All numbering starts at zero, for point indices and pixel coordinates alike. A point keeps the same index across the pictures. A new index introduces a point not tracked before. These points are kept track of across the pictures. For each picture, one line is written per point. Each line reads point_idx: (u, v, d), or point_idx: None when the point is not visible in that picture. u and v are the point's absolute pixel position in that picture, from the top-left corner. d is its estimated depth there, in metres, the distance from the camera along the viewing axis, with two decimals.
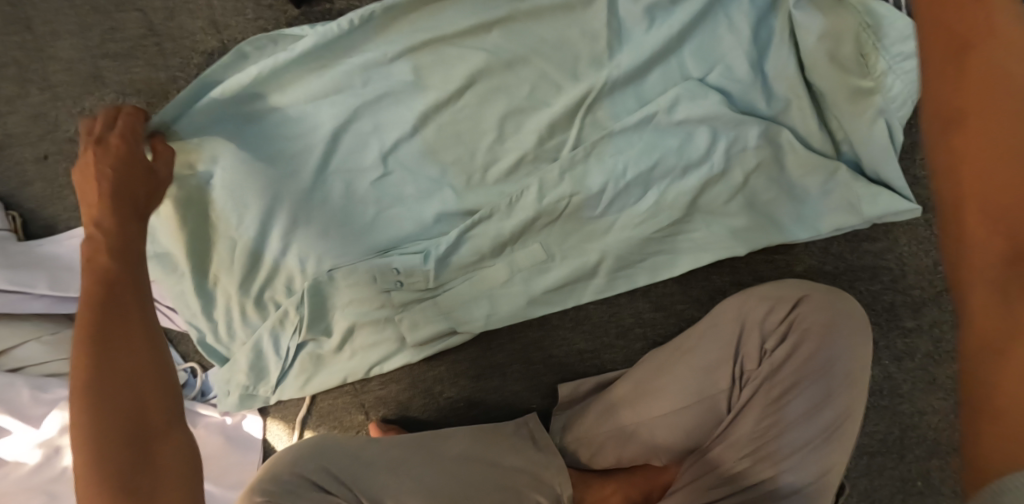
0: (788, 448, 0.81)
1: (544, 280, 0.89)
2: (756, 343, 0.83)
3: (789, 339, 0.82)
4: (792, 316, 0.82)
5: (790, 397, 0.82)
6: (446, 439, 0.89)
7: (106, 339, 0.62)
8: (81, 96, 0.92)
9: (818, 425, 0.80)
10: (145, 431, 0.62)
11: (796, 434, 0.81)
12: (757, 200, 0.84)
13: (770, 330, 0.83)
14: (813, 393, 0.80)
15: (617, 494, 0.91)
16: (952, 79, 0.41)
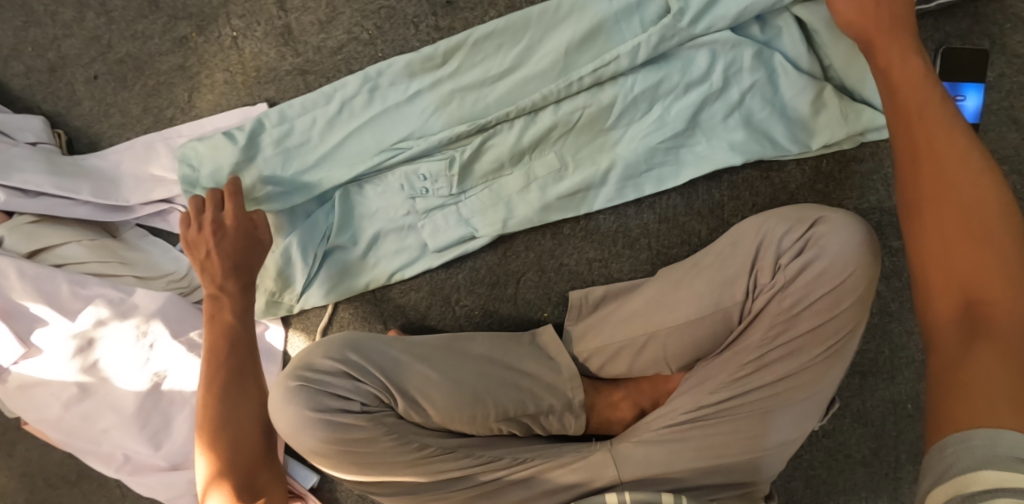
0: (789, 361, 0.80)
1: (559, 188, 0.88)
2: (771, 258, 0.80)
3: (805, 255, 0.78)
4: (810, 235, 0.78)
5: (801, 312, 0.78)
6: (468, 341, 0.86)
7: (230, 381, 0.83)
8: (134, 21, 0.94)
9: (823, 342, 0.79)
10: (256, 468, 0.81)
11: (800, 350, 0.79)
12: (754, 118, 0.87)
13: (786, 246, 0.79)
14: (826, 306, 0.77)
15: (626, 401, 0.90)
16: (909, 139, 0.64)
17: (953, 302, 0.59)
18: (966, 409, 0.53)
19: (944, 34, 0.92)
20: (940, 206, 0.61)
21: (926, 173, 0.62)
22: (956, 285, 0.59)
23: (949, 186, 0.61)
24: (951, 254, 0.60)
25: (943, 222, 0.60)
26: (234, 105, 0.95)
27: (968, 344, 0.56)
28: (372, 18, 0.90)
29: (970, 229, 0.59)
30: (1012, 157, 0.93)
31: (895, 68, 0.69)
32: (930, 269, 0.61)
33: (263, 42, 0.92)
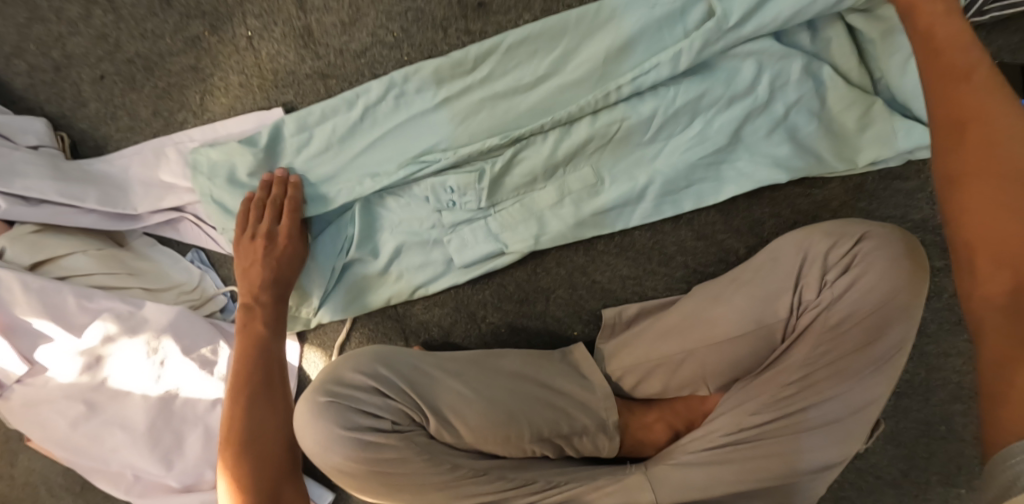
0: (835, 381, 0.76)
1: (593, 204, 0.84)
2: (815, 275, 0.76)
3: (851, 273, 0.75)
4: (854, 251, 0.75)
5: (848, 332, 0.75)
6: (500, 356, 0.82)
7: (258, 385, 0.82)
8: (144, 18, 0.89)
9: (871, 365, 0.75)
10: (280, 482, 0.80)
11: (846, 369, 0.76)
12: (799, 134, 0.83)
13: (831, 263, 0.76)
14: (873, 326, 0.74)
15: (660, 422, 0.86)
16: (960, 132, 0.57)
17: (1001, 283, 0.55)
18: (1018, 416, 0.52)
19: (995, 48, 0.86)
20: (992, 190, 0.55)
21: (977, 148, 0.56)
22: (1005, 266, 0.55)
23: (1001, 194, 0.55)
24: (989, 226, 0.55)
25: (995, 217, 0.55)
26: (249, 109, 0.90)
27: (1021, 336, 0.54)
28: (399, 20, 0.85)
29: (1020, 229, 0.55)
30: None
31: (938, 25, 0.59)
32: (973, 245, 0.56)
33: (282, 43, 0.87)
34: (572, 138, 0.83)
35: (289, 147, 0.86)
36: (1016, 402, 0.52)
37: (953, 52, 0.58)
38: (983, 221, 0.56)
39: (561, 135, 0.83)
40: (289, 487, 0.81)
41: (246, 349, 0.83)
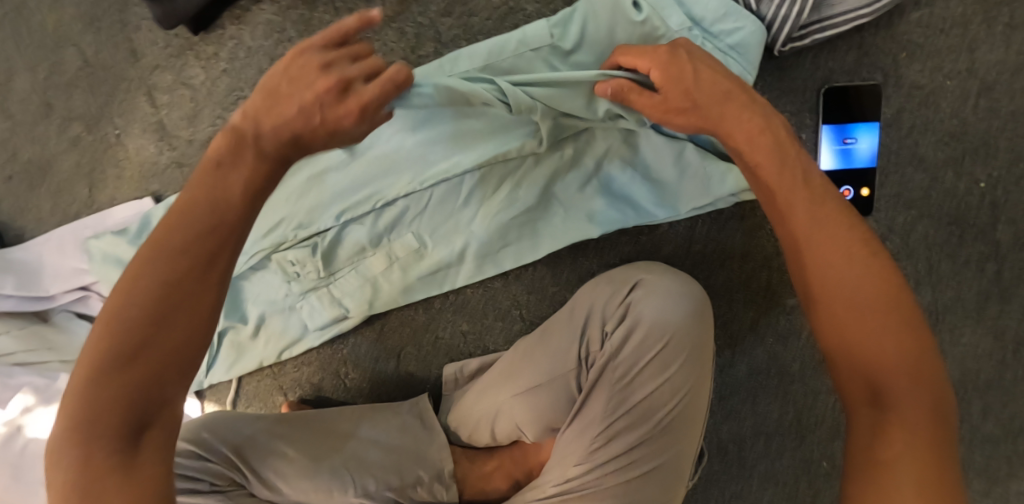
0: (636, 429, 0.80)
1: (419, 268, 0.89)
2: (597, 326, 0.82)
3: (626, 321, 0.81)
4: (628, 301, 0.82)
5: (635, 378, 0.80)
6: (335, 414, 0.92)
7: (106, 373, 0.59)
8: (35, 123, 1.00)
9: (664, 408, 0.80)
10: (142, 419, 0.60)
11: (642, 417, 0.80)
12: (612, 184, 0.85)
13: (610, 313, 0.82)
14: (654, 371, 0.80)
15: (500, 471, 0.91)
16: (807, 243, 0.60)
17: (861, 388, 0.58)
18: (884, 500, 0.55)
19: (826, 71, 0.83)
20: (846, 294, 0.58)
21: (824, 248, 0.60)
22: (861, 375, 0.58)
23: (851, 291, 0.58)
24: (839, 336, 0.59)
25: (852, 314, 0.58)
26: (126, 197, 1.00)
27: (881, 434, 0.57)
28: (231, 109, 0.92)
29: (862, 325, 0.58)
30: (920, 200, 0.85)
31: (768, 161, 0.63)
32: (835, 349, 0.59)
33: (142, 138, 0.96)
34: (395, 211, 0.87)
35: (156, 238, 0.95)
36: (882, 483, 0.55)
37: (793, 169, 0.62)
38: (844, 320, 0.58)
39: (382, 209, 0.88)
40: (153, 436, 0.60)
41: (122, 291, 0.59)
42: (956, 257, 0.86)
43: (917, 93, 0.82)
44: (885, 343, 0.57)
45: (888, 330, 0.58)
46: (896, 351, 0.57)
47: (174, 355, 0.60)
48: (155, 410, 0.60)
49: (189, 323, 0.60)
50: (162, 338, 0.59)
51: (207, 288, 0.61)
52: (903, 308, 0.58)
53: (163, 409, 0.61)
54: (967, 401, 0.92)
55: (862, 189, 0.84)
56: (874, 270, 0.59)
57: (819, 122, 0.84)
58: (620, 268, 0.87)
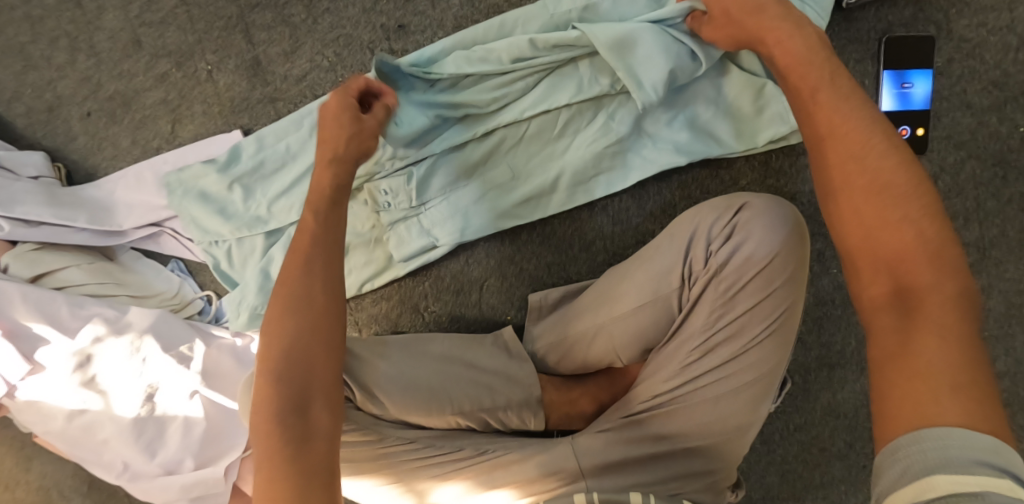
0: (733, 345, 0.82)
1: (514, 196, 0.93)
2: (701, 246, 0.83)
3: (732, 239, 0.81)
4: (735, 221, 0.82)
5: (736, 296, 0.81)
6: (429, 341, 0.94)
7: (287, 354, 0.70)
8: (121, 60, 1.02)
9: (761, 325, 0.81)
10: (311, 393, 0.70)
11: (741, 332, 0.81)
12: (698, 119, 0.90)
13: (715, 234, 0.83)
14: (758, 287, 0.80)
15: (585, 397, 0.95)
16: (827, 138, 0.62)
17: (884, 286, 0.58)
18: (909, 404, 0.53)
19: (886, 23, 0.92)
20: (869, 185, 0.60)
21: (843, 143, 0.61)
22: (885, 271, 0.58)
23: (877, 181, 0.59)
24: (864, 229, 0.60)
25: (873, 208, 0.59)
26: (214, 132, 1.02)
27: (907, 334, 0.56)
28: (332, 46, 0.97)
29: (886, 219, 0.59)
30: (968, 142, 0.94)
31: (795, 67, 0.67)
32: (855, 244, 0.60)
33: (236, 74, 0.99)
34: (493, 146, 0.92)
35: (246, 167, 0.97)
36: (909, 389, 0.54)
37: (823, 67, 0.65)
38: (861, 213, 0.60)
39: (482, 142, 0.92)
40: (318, 404, 0.70)
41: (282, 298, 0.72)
42: (999, 196, 0.95)
43: (965, 45, 0.92)
44: (908, 238, 0.58)
45: (917, 224, 0.58)
46: (926, 247, 0.57)
47: (308, 355, 0.70)
48: (315, 394, 0.70)
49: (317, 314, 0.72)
50: (299, 340, 0.71)
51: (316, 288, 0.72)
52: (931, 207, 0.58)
53: (317, 388, 0.70)
54: (1013, 334, 0.99)
55: (918, 129, 0.93)
56: (901, 168, 0.59)
57: (880, 69, 0.93)
58: (721, 197, 0.86)
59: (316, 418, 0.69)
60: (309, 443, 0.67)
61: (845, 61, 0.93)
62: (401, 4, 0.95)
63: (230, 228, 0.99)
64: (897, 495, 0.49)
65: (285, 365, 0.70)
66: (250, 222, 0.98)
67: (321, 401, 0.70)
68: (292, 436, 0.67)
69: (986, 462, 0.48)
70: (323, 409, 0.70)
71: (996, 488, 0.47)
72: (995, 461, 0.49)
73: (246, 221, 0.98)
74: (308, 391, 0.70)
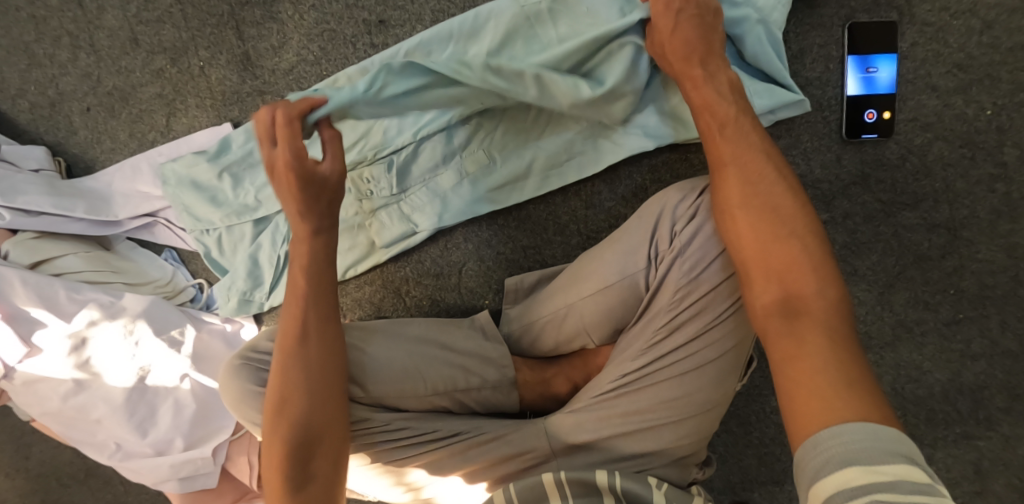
0: (697, 323, 0.84)
1: (490, 181, 0.96)
2: (667, 226, 0.84)
3: (696, 219, 0.82)
4: (699, 202, 0.83)
5: (700, 274, 0.82)
6: (406, 324, 0.95)
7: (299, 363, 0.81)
8: (119, 57, 1.07)
9: (725, 302, 0.83)
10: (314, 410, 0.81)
11: (706, 309, 0.83)
12: (666, 105, 0.93)
13: (680, 214, 0.84)
14: (721, 265, 0.82)
15: (559, 376, 0.96)
16: (727, 173, 0.74)
17: (774, 294, 0.70)
18: (813, 401, 0.63)
19: (849, 9, 0.95)
20: (757, 209, 0.72)
21: (737, 176, 0.74)
22: (775, 282, 0.70)
23: (764, 206, 0.72)
24: (753, 245, 0.71)
25: (762, 230, 0.71)
26: (206, 125, 1.06)
27: (799, 338, 0.67)
28: (317, 40, 1.00)
29: (773, 238, 0.71)
30: (935, 124, 0.96)
31: (703, 108, 0.78)
32: (752, 260, 0.71)
33: (226, 69, 1.04)
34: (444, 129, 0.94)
35: (235, 157, 1.02)
36: (807, 387, 0.64)
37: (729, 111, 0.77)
38: (754, 236, 0.71)
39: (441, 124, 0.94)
40: (325, 444, 0.81)
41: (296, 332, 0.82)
42: (967, 177, 0.97)
43: (928, 30, 0.95)
44: (794, 255, 0.70)
45: (800, 241, 0.70)
46: (806, 261, 0.69)
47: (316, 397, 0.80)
48: (322, 430, 0.81)
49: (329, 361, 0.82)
50: (310, 380, 0.81)
51: (334, 345, 0.82)
52: (808, 228, 0.71)
53: (323, 432, 0.81)
54: (988, 314, 1.00)
55: (884, 112, 0.95)
56: (785, 197, 0.72)
57: (844, 54, 0.95)
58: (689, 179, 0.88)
59: (321, 446, 0.81)
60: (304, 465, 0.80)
61: (808, 46, 0.95)
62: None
63: (221, 215, 1.03)
64: (824, 481, 0.58)
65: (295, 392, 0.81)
66: (240, 209, 1.03)
67: (328, 441, 0.81)
68: (296, 450, 0.80)
69: (897, 453, 0.58)
70: (328, 440, 0.81)
71: (908, 475, 0.56)
72: (905, 451, 0.58)
73: (236, 209, 1.03)
74: (313, 424, 0.81)
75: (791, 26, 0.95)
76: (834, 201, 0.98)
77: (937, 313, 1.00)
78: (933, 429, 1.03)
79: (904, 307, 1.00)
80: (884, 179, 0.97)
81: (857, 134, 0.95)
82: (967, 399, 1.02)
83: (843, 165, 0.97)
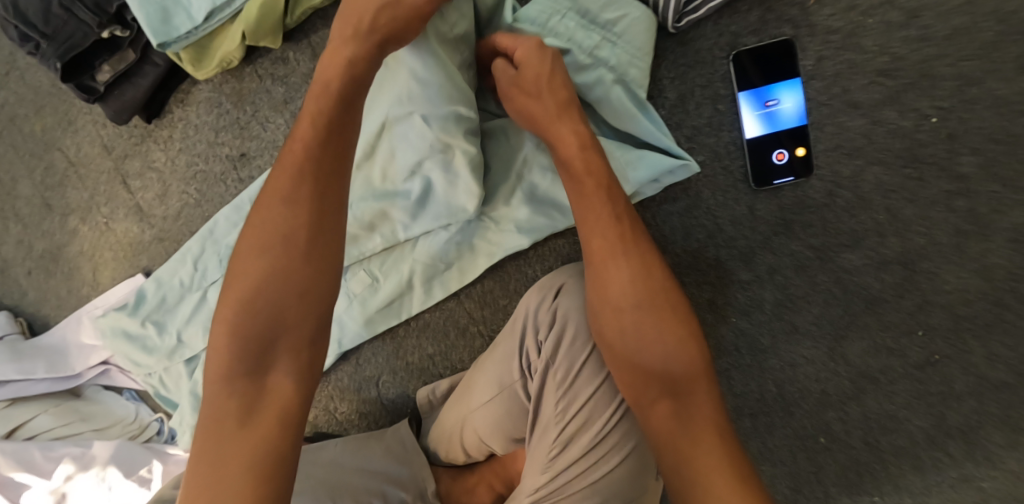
0: (588, 430, 0.77)
1: (376, 301, 0.90)
2: (530, 334, 0.78)
3: (555, 324, 0.77)
4: (556, 306, 0.78)
5: (575, 382, 0.77)
6: (320, 449, 0.90)
7: (258, 340, 0.66)
8: (41, 222, 1.10)
9: (610, 407, 0.77)
10: (224, 429, 0.64)
11: (589, 420, 0.76)
12: (537, 191, 0.83)
13: (542, 319, 0.78)
14: (593, 370, 0.76)
15: (482, 483, 0.91)
16: (600, 243, 0.72)
17: (653, 390, 0.70)
18: (709, 499, 0.64)
19: (731, 36, 0.81)
20: (622, 293, 0.71)
21: (605, 256, 0.71)
22: (652, 376, 0.70)
23: (628, 294, 0.71)
24: (623, 354, 0.71)
25: (627, 318, 0.70)
26: (125, 276, 1.09)
27: (685, 433, 0.67)
28: (193, 183, 0.99)
29: (637, 327, 0.70)
30: (864, 147, 0.81)
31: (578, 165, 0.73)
32: (631, 374, 0.70)
33: (127, 221, 1.05)
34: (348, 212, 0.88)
35: (152, 306, 1.04)
36: (701, 485, 0.65)
37: (598, 194, 0.72)
38: (617, 324, 0.71)
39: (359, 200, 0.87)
40: (233, 448, 0.63)
41: (231, 327, 0.66)
42: (916, 200, 0.81)
43: (835, 38, 0.79)
44: (660, 367, 0.70)
45: (671, 353, 0.70)
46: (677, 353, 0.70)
47: (283, 313, 0.66)
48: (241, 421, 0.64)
49: (245, 348, 0.65)
50: (232, 387, 0.65)
51: (302, 231, 0.67)
52: (677, 326, 0.70)
53: (288, 343, 0.66)
54: (969, 349, 0.84)
55: (798, 149, 0.81)
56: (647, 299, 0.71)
57: (734, 91, 0.81)
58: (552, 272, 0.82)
59: (232, 476, 0.62)
60: (254, 413, 0.64)
61: (688, 90, 0.82)
62: (238, 132, 0.95)
63: (155, 360, 1.05)
64: None
65: (255, 320, 0.66)
66: (167, 353, 1.04)
67: (240, 431, 0.64)
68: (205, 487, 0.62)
69: None
70: (286, 364, 0.66)
71: None
72: None
73: (165, 353, 1.04)
74: (277, 351, 0.66)
75: (664, 71, 0.82)
76: (755, 256, 0.84)
77: (905, 357, 0.86)
78: (923, 477, 0.88)
79: (861, 357, 0.86)
80: (811, 223, 0.83)
81: (767, 181, 0.81)
82: (960, 442, 0.86)
83: (759, 217, 0.83)
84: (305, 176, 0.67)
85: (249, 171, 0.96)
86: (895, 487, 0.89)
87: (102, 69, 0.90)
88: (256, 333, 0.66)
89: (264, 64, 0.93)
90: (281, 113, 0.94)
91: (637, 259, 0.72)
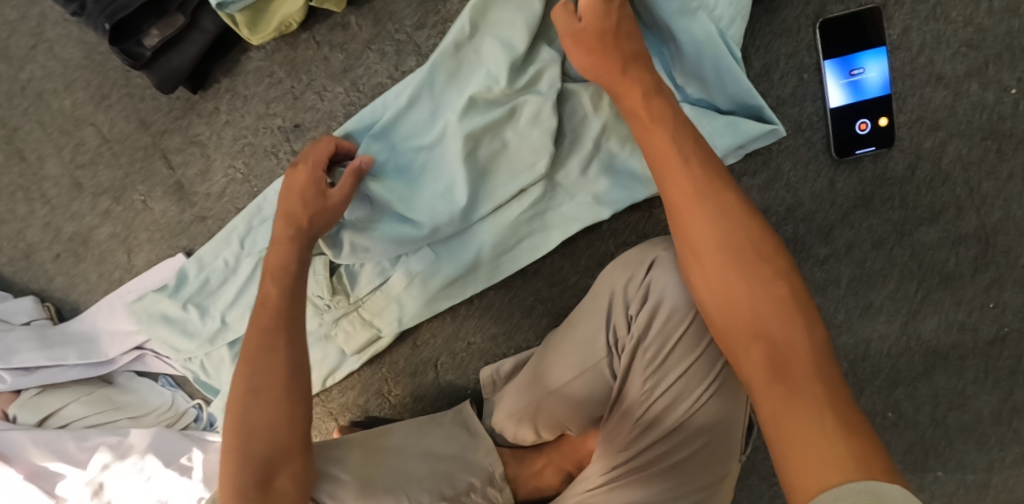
0: (676, 408, 0.75)
1: (438, 279, 0.88)
2: (620, 309, 0.76)
3: (648, 300, 0.74)
4: (648, 280, 0.74)
5: (666, 359, 0.74)
6: (383, 434, 0.87)
7: (262, 438, 0.68)
8: (69, 204, 1.04)
9: (702, 387, 0.74)
10: None
11: (681, 397, 0.74)
12: (615, 162, 0.83)
13: (632, 295, 0.75)
14: (686, 347, 0.73)
15: (549, 467, 0.90)
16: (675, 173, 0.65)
17: (745, 335, 0.61)
18: (809, 453, 0.53)
19: (818, 4, 0.79)
20: (704, 221, 0.63)
21: (681, 188, 0.64)
22: (741, 321, 0.61)
23: (712, 225, 0.63)
24: (714, 288, 0.62)
25: (715, 251, 0.62)
26: (163, 257, 1.04)
27: (779, 381, 0.57)
28: (240, 157, 0.96)
29: (726, 264, 0.62)
30: (945, 120, 0.80)
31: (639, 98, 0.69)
32: (719, 314, 0.63)
33: (165, 200, 1.01)
34: (436, 175, 0.83)
35: (193, 288, 0.99)
36: (797, 440, 0.54)
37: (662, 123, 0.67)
38: (700, 256, 0.63)
39: (444, 162, 0.82)
40: None
41: (234, 432, 0.68)
42: (995, 173, 0.81)
43: (921, 8, 0.79)
44: (751, 299, 0.61)
45: (762, 293, 0.61)
46: (772, 294, 0.60)
47: (277, 435, 0.68)
48: None
49: (252, 446, 0.68)
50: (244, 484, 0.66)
51: (280, 373, 0.69)
52: (769, 254, 0.62)
53: (286, 464, 0.68)
54: None
55: (881, 120, 0.80)
56: (726, 233, 0.62)
57: (820, 60, 0.80)
58: (638, 245, 0.78)
59: None
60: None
61: (773, 61, 0.80)
62: (292, 103, 0.92)
63: (195, 345, 1.00)
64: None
65: (252, 445, 0.67)
66: (209, 336, 1.00)
67: None
68: None
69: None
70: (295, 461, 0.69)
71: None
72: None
73: (207, 337, 1.00)
74: (277, 464, 0.67)
75: (750, 39, 0.80)
76: (833, 232, 0.83)
77: (976, 332, 0.85)
78: (987, 453, 0.88)
79: (936, 333, 0.85)
80: (891, 196, 0.82)
81: (849, 152, 0.81)
82: None
83: (838, 191, 0.82)
84: (264, 330, 0.71)
85: (302, 144, 0.93)
86: (959, 464, 0.89)
87: (150, 33, 0.86)
88: (257, 435, 0.68)
89: (322, 30, 0.90)
90: (340, 82, 0.90)
91: (720, 198, 0.63)
